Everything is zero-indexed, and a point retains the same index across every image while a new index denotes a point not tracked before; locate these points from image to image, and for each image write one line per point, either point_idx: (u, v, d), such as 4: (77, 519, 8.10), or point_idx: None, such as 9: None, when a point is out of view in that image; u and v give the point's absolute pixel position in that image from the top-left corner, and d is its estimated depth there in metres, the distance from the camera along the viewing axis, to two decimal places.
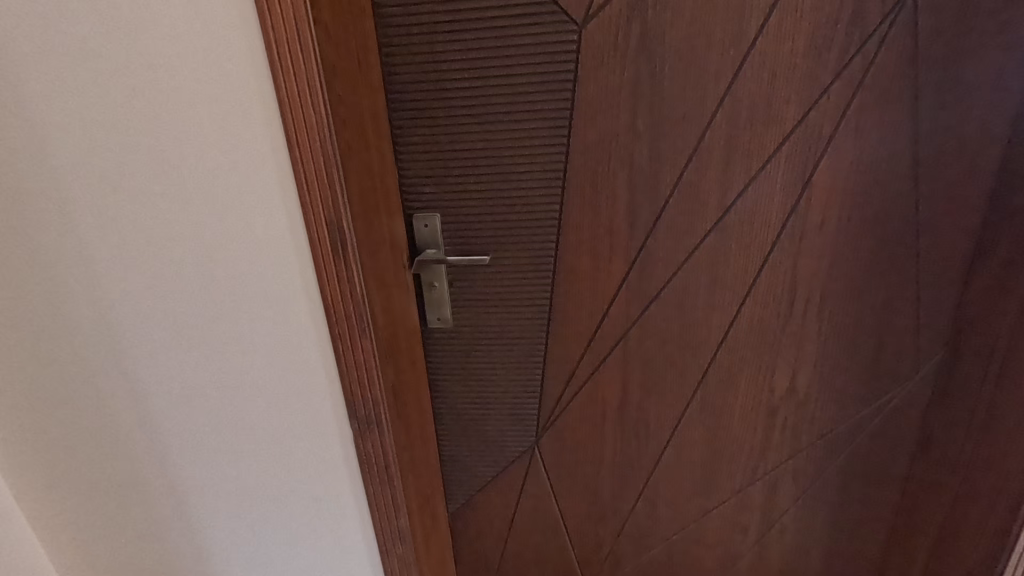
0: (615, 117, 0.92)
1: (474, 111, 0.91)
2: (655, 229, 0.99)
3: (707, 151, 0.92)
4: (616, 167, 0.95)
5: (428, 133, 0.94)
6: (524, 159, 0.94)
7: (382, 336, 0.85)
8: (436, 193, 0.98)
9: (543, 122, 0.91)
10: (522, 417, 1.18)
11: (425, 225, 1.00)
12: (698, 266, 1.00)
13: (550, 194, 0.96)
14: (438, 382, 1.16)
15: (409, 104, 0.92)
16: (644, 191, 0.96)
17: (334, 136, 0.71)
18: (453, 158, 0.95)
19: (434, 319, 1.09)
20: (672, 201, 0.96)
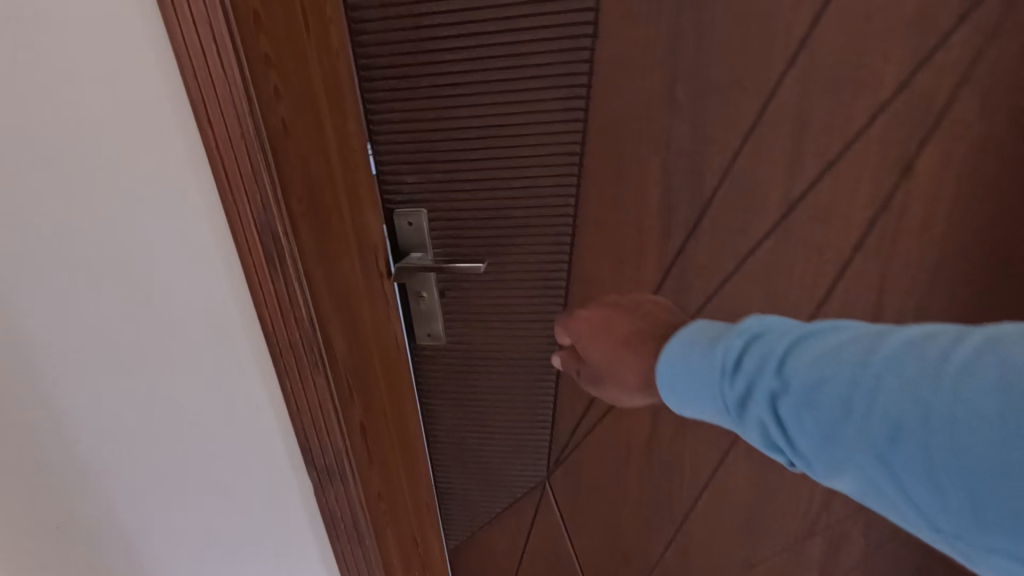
0: (648, 84, 0.70)
1: (465, 79, 0.71)
2: (698, 231, 0.77)
3: (770, 129, 0.69)
4: (649, 150, 0.74)
5: (407, 107, 0.74)
6: (528, 141, 0.74)
7: (343, 369, 0.67)
8: (421, 183, 0.79)
9: (552, 90, 0.70)
10: (530, 449, 1.00)
11: (409, 223, 0.81)
12: (752, 276, 0.79)
13: (562, 187, 0.76)
14: (432, 406, 0.99)
15: (383, 69, 0.72)
16: (684, 182, 0.75)
17: (259, 110, 0.52)
18: (440, 139, 0.75)
19: (423, 336, 0.91)
20: (720, 194, 0.74)
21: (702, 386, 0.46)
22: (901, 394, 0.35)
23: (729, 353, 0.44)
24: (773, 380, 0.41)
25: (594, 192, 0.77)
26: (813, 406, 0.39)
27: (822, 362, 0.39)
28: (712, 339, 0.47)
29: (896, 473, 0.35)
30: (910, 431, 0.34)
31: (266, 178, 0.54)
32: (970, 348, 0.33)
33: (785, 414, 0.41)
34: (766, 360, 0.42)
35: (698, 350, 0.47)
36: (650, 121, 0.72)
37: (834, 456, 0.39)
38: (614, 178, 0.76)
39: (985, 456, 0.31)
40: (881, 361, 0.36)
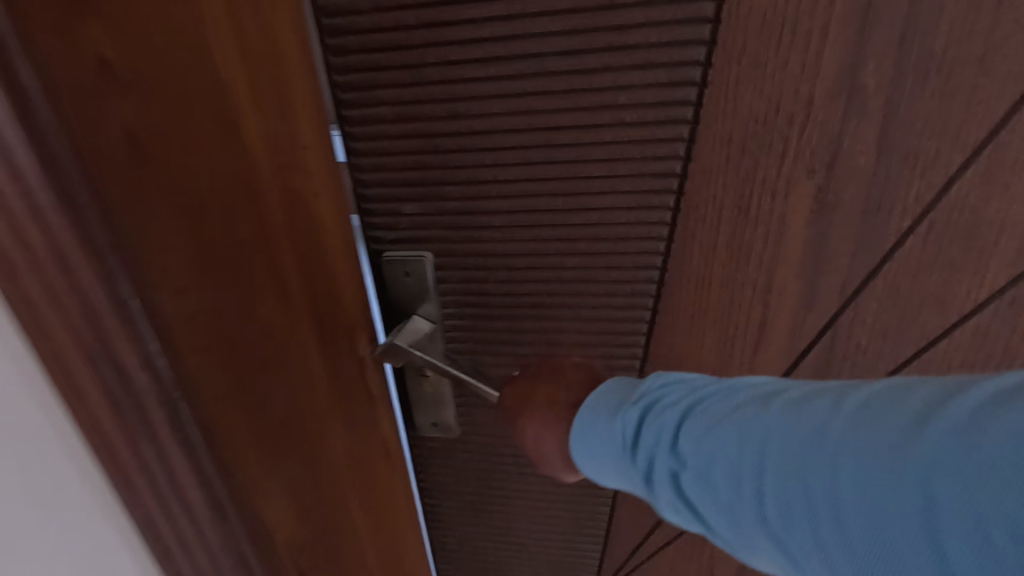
0: (814, 61, 0.41)
1: (497, 54, 0.45)
2: (861, 298, 0.49)
3: (1017, 144, 0.42)
4: (799, 172, 0.45)
5: (405, 100, 0.48)
6: (596, 153, 0.47)
7: (296, 556, 0.39)
8: (426, 214, 0.53)
9: (643, 72, 0.43)
10: (572, 563, 0.74)
11: (406, 274, 0.55)
12: (938, 365, 0.51)
13: (647, 224, 0.50)
14: (440, 510, 0.72)
15: (367, 38, 0.46)
16: (852, 222, 0.46)
17: (73, 155, 0.23)
18: (456, 151, 0.50)
19: (427, 428, 0.63)
20: (910, 246, 0.46)
21: (610, 463, 0.38)
22: (796, 476, 0.29)
23: (627, 426, 0.37)
24: (668, 454, 0.35)
25: (700, 234, 0.49)
26: (710, 484, 0.32)
27: (714, 434, 0.33)
28: (617, 402, 0.39)
29: (800, 559, 0.30)
30: (801, 515, 0.29)
31: (90, 271, 0.24)
32: (851, 415, 0.28)
33: (688, 490, 0.34)
34: (659, 432, 0.36)
35: (600, 421, 0.39)
36: (810, 124, 0.43)
37: (737, 536, 0.33)
38: (733, 215, 0.48)
39: (886, 548, 0.26)
40: (766, 430, 0.30)
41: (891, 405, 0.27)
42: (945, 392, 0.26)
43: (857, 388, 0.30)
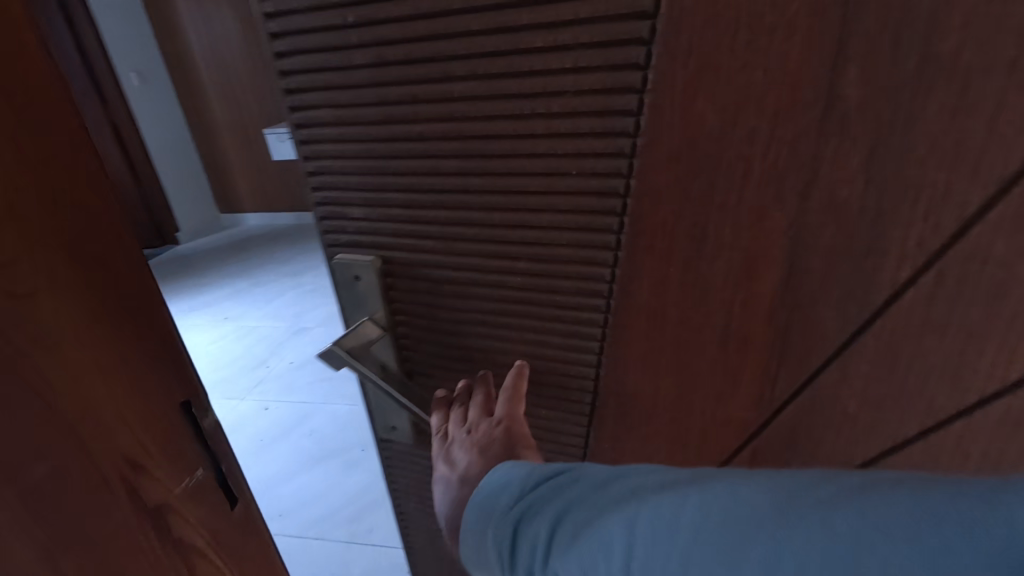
0: (780, 64, 0.33)
1: (426, 56, 0.41)
2: (846, 357, 0.40)
3: None
4: (765, 200, 0.37)
5: (343, 104, 0.46)
6: (528, 167, 0.43)
7: None
8: (371, 219, 0.51)
9: (577, 77, 0.38)
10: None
11: (356, 277, 0.54)
12: (950, 451, 0.40)
13: (588, 246, 0.44)
14: (405, 509, 0.73)
15: (302, 38, 0.44)
16: (834, 267, 0.37)
17: None
18: (395, 157, 0.47)
19: (385, 430, 0.63)
20: (911, 300, 0.36)
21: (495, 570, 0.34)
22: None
23: (509, 522, 0.34)
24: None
25: (649, 265, 0.43)
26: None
27: (580, 537, 0.29)
28: (502, 499, 0.36)
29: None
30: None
31: None
32: (705, 515, 0.25)
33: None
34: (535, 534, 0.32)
35: (489, 522, 0.35)
36: (776, 143, 0.35)
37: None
38: (687, 246, 0.41)
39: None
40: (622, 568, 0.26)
41: (743, 532, 0.24)
42: (786, 487, 0.25)
43: (698, 488, 0.27)
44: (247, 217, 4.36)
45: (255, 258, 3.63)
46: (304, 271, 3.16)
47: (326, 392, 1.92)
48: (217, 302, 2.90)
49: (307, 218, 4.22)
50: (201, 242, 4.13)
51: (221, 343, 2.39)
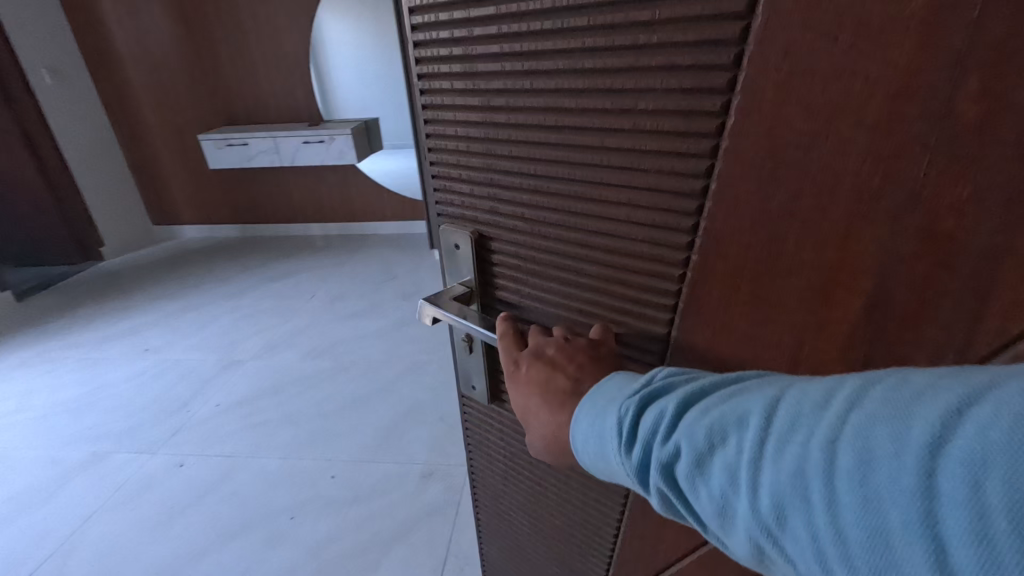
0: (883, 77, 0.33)
1: (530, 52, 0.47)
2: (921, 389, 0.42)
3: None
4: (855, 208, 0.38)
5: (459, 88, 0.54)
6: (611, 160, 0.47)
7: None
8: (475, 195, 0.60)
9: (666, 76, 0.41)
10: (582, 533, 0.85)
11: (456, 245, 0.66)
12: None
13: (660, 237, 0.48)
14: (475, 458, 0.98)
15: (438, 36, 0.53)
16: (927, 302, 0.39)
17: None
18: (493, 137, 0.54)
19: (467, 388, 0.85)
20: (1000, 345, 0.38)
21: (606, 450, 0.39)
22: (796, 473, 0.29)
23: (628, 411, 0.38)
24: (662, 444, 0.36)
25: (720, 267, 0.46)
26: (708, 477, 0.33)
27: (719, 420, 0.34)
28: (624, 391, 0.41)
29: (795, 556, 0.30)
30: (779, 510, 0.30)
31: None
32: (856, 403, 0.29)
33: (683, 480, 0.35)
34: (661, 418, 0.37)
35: (606, 409, 0.41)
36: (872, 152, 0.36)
37: (732, 532, 0.33)
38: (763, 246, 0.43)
39: (883, 544, 0.26)
40: (753, 429, 0.32)
41: (890, 415, 0.27)
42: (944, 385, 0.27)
43: (851, 387, 0.30)
44: (186, 230, 4.10)
45: (193, 277, 3.41)
46: (250, 294, 2.99)
47: (266, 437, 1.84)
48: (155, 328, 2.72)
49: (253, 231, 4.02)
50: (132, 258, 3.84)
51: (140, 387, 2.23)
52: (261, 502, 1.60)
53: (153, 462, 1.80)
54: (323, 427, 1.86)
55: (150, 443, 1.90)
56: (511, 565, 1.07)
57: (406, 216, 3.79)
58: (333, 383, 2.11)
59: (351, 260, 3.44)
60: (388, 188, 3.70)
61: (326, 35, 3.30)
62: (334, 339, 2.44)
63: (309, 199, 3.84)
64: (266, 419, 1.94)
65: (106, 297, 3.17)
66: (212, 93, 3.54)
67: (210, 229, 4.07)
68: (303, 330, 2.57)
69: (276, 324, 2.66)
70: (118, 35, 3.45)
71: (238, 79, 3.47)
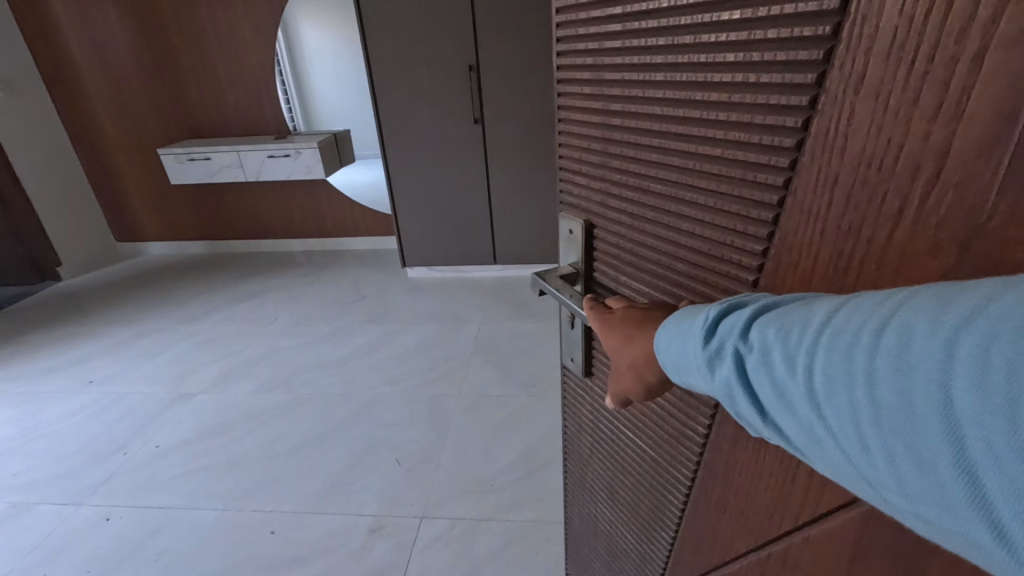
0: (945, 122, 0.30)
1: (641, 59, 0.48)
2: None
3: None
4: (920, 247, 0.33)
5: (586, 91, 0.57)
6: (708, 165, 0.46)
7: None
8: (588, 188, 0.62)
9: (755, 91, 0.40)
10: (654, 524, 0.79)
11: (570, 232, 0.69)
12: None
13: (746, 247, 0.45)
14: (570, 426, 0.96)
15: (572, 41, 0.56)
16: None
17: None
18: (608, 132, 0.56)
19: (568, 359, 0.85)
20: None
21: (684, 356, 0.38)
22: (846, 354, 0.28)
23: (705, 317, 0.37)
24: (733, 344, 0.34)
25: (788, 285, 0.43)
26: (769, 369, 0.32)
27: (791, 319, 0.31)
28: (701, 309, 0.39)
29: (843, 440, 0.29)
30: (841, 393, 0.28)
31: None
32: (933, 297, 0.26)
33: (749, 375, 0.33)
34: (735, 321, 0.35)
35: (684, 323, 0.39)
36: (940, 185, 0.31)
37: (785, 419, 0.32)
38: (829, 270, 0.39)
39: (908, 414, 0.25)
40: (821, 323, 0.30)
41: (968, 302, 0.24)
42: None
43: (932, 287, 0.27)
44: (152, 247, 3.92)
45: (154, 297, 3.23)
46: (207, 319, 2.81)
47: (203, 486, 1.67)
48: (102, 357, 2.53)
49: (221, 248, 3.85)
50: (93, 276, 3.64)
51: (76, 425, 2.05)
52: (189, 566, 1.43)
53: (79, 515, 1.62)
54: (268, 473, 1.71)
55: (81, 490, 1.72)
56: (589, 538, 1.04)
57: (381, 232, 3.65)
58: (290, 418, 1.96)
59: (320, 279, 3.27)
60: (361, 203, 3.55)
61: (301, 32, 3.09)
62: (293, 370, 2.27)
63: (280, 214, 3.67)
64: (207, 462, 1.77)
65: (56, 322, 2.98)
66: (177, 105, 3.37)
67: (177, 245, 3.88)
68: (263, 358, 2.40)
69: (233, 351, 2.48)
70: (76, 45, 3.28)
71: (203, 92, 3.32)
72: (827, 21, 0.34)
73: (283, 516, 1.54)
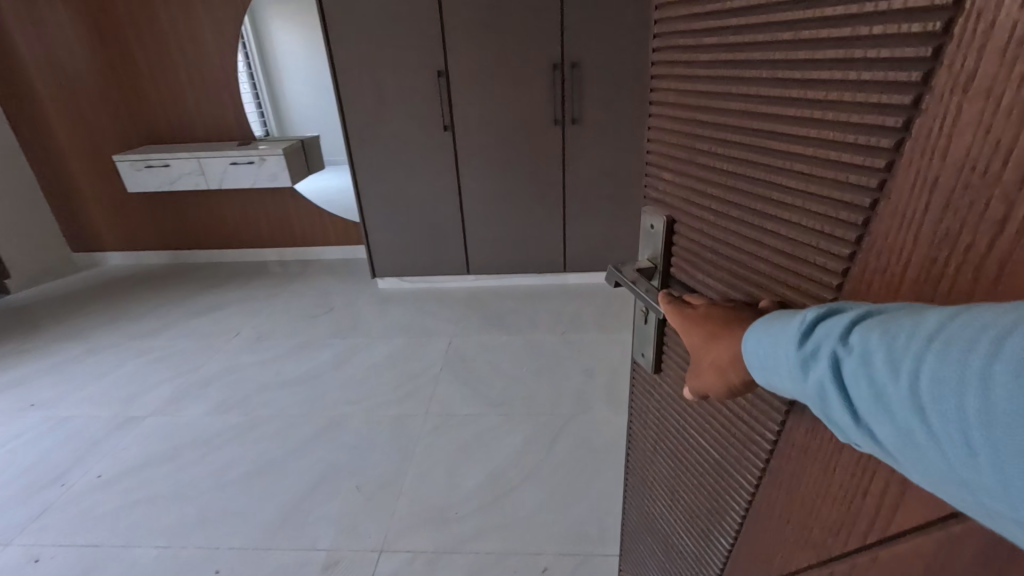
0: None
1: (729, 50, 0.45)
2: None
3: None
4: None
5: (671, 79, 0.54)
6: (794, 161, 0.42)
7: None
8: (665, 182, 0.59)
9: (854, 88, 0.36)
10: (710, 530, 0.72)
11: (652, 226, 0.63)
12: None
13: (832, 250, 0.41)
14: (634, 421, 0.89)
15: (665, 38, 0.53)
16: None
17: None
18: (690, 123, 0.52)
19: (637, 354, 0.77)
20: None
21: (770, 359, 0.37)
22: (960, 358, 0.27)
23: (792, 323, 0.35)
24: (827, 349, 0.33)
25: (874, 293, 0.38)
26: (868, 376, 0.30)
27: (897, 325, 0.30)
28: (788, 314, 0.37)
29: (950, 452, 0.27)
30: (950, 401, 0.27)
31: None
32: None
33: (843, 382, 0.32)
34: (828, 328, 0.33)
35: (770, 326, 0.37)
36: None
37: (878, 424, 0.31)
38: (921, 279, 0.35)
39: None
40: (931, 332, 0.28)
41: None
42: None
43: None
44: (109, 256, 3.74)
45: (110, 310, 3.08)
46: (161, 335, 2.68)
47: (146, 519, 1.56)
48: (46, 378, 2.37)
49: (183, 256, 3.70)
50: (45, 287, 3.46)
51: (11, 453, 1.90)
52: None
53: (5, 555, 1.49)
54: (217, 503, 1.60)
55: (9, 526, 1.59)
56: (646, 541, 0.97)
57: (349, 241, 3.54)
58: (243, 441, 1.85)
59: (286, 290, 3.15)
60: (328, 211, 3.44)
61: (267, 27, 2.96)
62: (249, 388, 2.16)
63: (245, 221, 3.54)
64: (152, 493, 1.65)
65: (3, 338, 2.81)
66: (133, 108, 3.22)
67: (136, 254, 3.72)
68: (218, 376, 2.28)
69: (189, 369, 2.35)
70: (24, 46, 3.10)
71: (160, 94, 3.17)
72: (938, 17, 0.30)
73: (230, 552, 1.44)
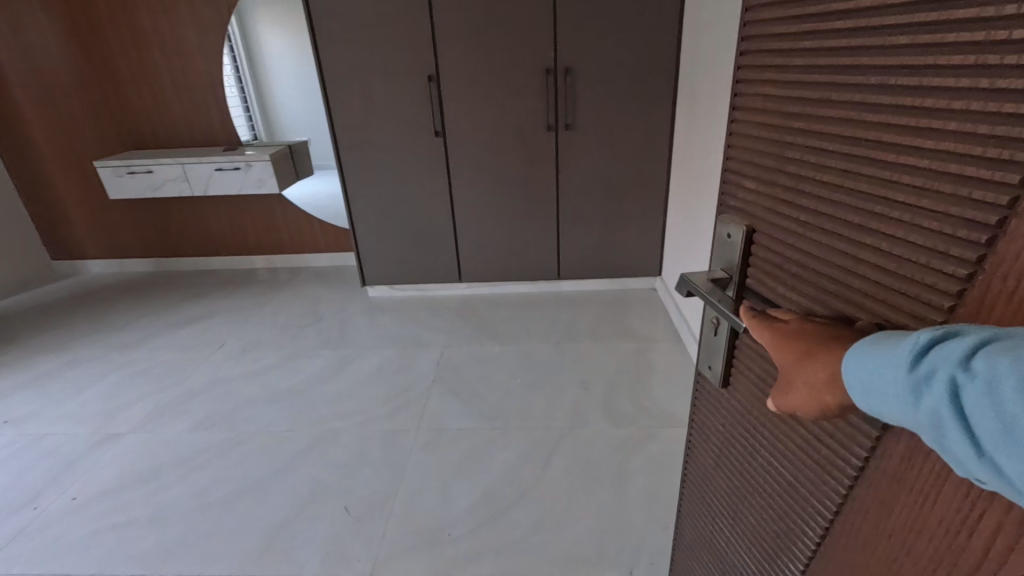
0: None
1: (839, 56, 0.44)
2: None
3: None
4: None
5: (769, 85, 0.52)
6: (906, 173, 0.39)
7: None
8: (751, 191, 0.57)
9: (986, 96, 0.33)
10: (775, 554, 0.68)
11: (728, 235, 0.61)
12: None
13: (947, 270, 0.37)
14: (696, 433, 0.85)
15: (763, 42, 0.52)
16: None
17: None
18: (787, 131, 0.50)
19: (705, 365, 0.74)
20: None
21: (875, 382, 0.35)
22: None
23: (903, 346, 0.34)
24: (947, 374, 0.31)
25: (998, 318, 0.35)
26: (995, 406, 0.29)
27: None
28: (900, 336, 0.36)
29: None
30: None
31: None
32: None
33: (965, 410, 0.31)
34: (946, 352, 0.32)
35: (879, 348, 0.36)
36: None
37: (1008, 460, 0.29)
38: None
39: None
40: None
41: None
42: None
43: None
44: (91, 265, 3.64)
45: (91, 320, 2.98)
46: (142, 347, 2.59)
47: (123, 545, 1.48)
48: (21, 393, 2.28)
49: (168, 264, 3.60)
50: (24, 297, 3.34)
51: None
52: None
53: None
54: (198, 527, 1.52)
55: None
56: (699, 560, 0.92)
57: (339, 248, 3.47)
58: (227, 460, 1.77)
59: (275, 298, 3.07)
60: (317, 216, 3.37)
61: (256, 29, 2.90)
62: (235, 403, 2.09)
63: (232, 228, 3.46)
64: (129, 516, 1.58)
65: None
66: (116, 113, 3.14)
67: (119, 262, 3.62)
68: (202, 390, 2.20)
69: (172, 382, 2.27)
70: (0, 48, 3.00)
71: (143, 98, 3.09)
72: None
73: None
